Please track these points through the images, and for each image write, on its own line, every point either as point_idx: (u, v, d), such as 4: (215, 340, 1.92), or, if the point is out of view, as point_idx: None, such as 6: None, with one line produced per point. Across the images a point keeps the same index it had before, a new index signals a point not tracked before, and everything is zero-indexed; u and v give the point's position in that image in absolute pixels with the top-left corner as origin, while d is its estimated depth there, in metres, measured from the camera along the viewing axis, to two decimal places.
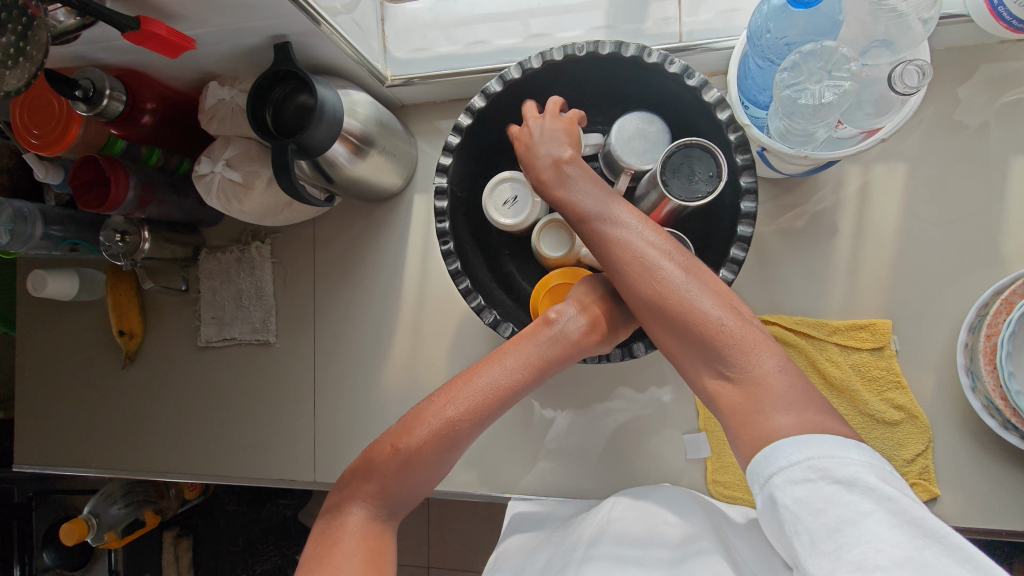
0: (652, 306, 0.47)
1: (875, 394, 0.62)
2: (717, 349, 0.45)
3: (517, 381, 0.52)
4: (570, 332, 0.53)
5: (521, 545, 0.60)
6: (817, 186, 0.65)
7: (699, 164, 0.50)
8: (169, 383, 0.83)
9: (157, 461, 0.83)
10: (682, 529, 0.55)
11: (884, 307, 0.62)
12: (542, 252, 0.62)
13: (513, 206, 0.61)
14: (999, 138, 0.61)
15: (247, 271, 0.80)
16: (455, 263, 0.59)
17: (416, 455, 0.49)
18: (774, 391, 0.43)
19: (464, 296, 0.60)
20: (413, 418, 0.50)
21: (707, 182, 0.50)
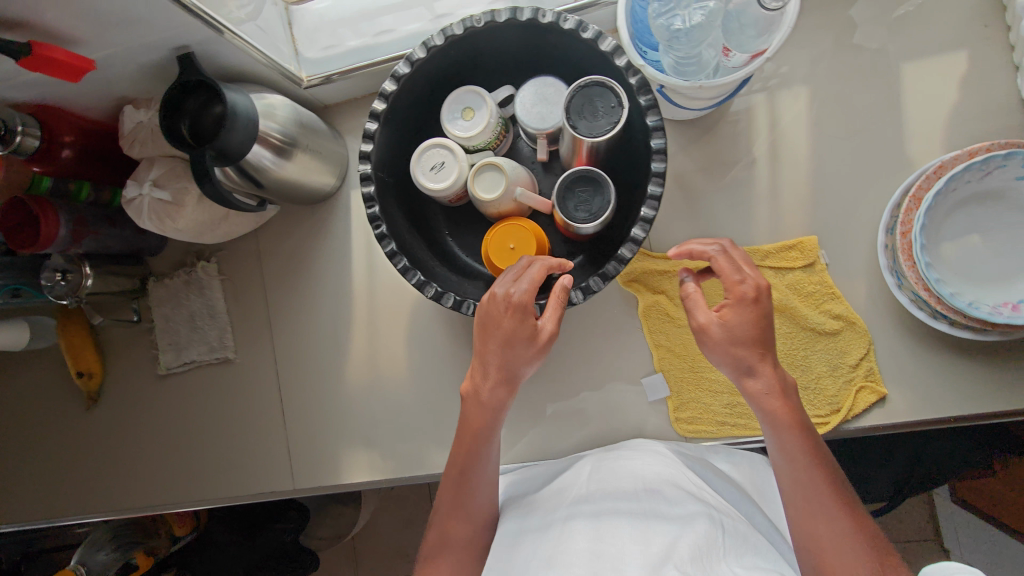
0: (815, 561, 0.50)
1: (813, 307, 0.64)
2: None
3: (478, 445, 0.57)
4: (480, 390, 0.56)
5: (516, 510, 0.60)
6: (728, 121, 0.67)
7: (599, 101, 0.52)
8: (137, 417, 0.83)
9: (136, 497, 0.83)
10: (655, 478, 0.57)
11: (808, 225, 0.65)
12: (477, 196, 0.63)
13: (440, 170, 0.64)
14: (889, 48, 0.64)
15: (197, 292, 0.80)
16: (390, 244, 0.61)
17: (451, 529, 0.58)
18: None
19: (404, 274, 0.61)
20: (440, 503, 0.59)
21: (608, 113, 0.51)
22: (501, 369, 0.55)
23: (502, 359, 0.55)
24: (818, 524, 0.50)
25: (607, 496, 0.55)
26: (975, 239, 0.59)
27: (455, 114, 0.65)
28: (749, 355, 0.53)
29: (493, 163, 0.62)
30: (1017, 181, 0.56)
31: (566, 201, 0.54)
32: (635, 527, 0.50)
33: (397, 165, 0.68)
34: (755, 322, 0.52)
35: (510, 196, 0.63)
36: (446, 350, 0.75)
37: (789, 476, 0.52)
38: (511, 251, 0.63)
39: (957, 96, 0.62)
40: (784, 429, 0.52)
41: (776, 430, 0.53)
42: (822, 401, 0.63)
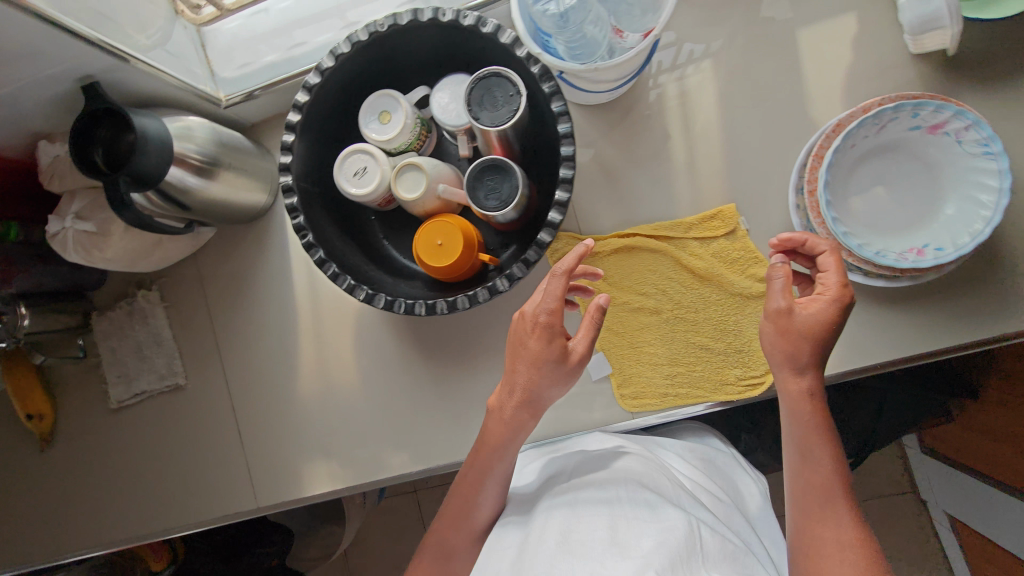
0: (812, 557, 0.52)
1: (739, 273, 0.66)
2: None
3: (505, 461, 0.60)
4: (508, 402, 0.59)
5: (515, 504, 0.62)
6: (642, 100, 0.69)
7: (499, 91, 0.54)
8: (95, 455, 0.82)
9: (98, 535, 0.82)
10: (647, 476, 0.57)
11: (726, 193, 0.67)
12: (400, 195, 0.64)
13: (362, 176, 0.65)
14: (785, 15, 0.66)
15: (142, 322, 0.80)
16: (318, 253, 0.62)
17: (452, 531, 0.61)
18: None
19: (334, 280, 0.62)
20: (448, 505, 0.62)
21: (507, 101, 0.53)
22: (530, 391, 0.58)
23: (527, 380, 0.58)
24: (825, 525, 0.53)
25: (601, 489, 0.56)
26: (880, 190, 0.61)
27: (372, 119, 0.65)
28: (804, 350, 0.55)
29: (412, 162, 0.63)
30: (910, 132, 0.59)
31: (477, 190, 0.57)
32: (620, 524, 0.50)
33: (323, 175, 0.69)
34: (826, 323, 0.54)
35: (433, 193, 0.64)
36: (395, 353, 0.76)
37: (805, 476, 0.55)
38: (439, 247, 0.64)
39: (851, 57, 0.64)
40: (807, 427, 0.56)
41: (800, 430, 0.56)
42: (756, 362, 0.65)
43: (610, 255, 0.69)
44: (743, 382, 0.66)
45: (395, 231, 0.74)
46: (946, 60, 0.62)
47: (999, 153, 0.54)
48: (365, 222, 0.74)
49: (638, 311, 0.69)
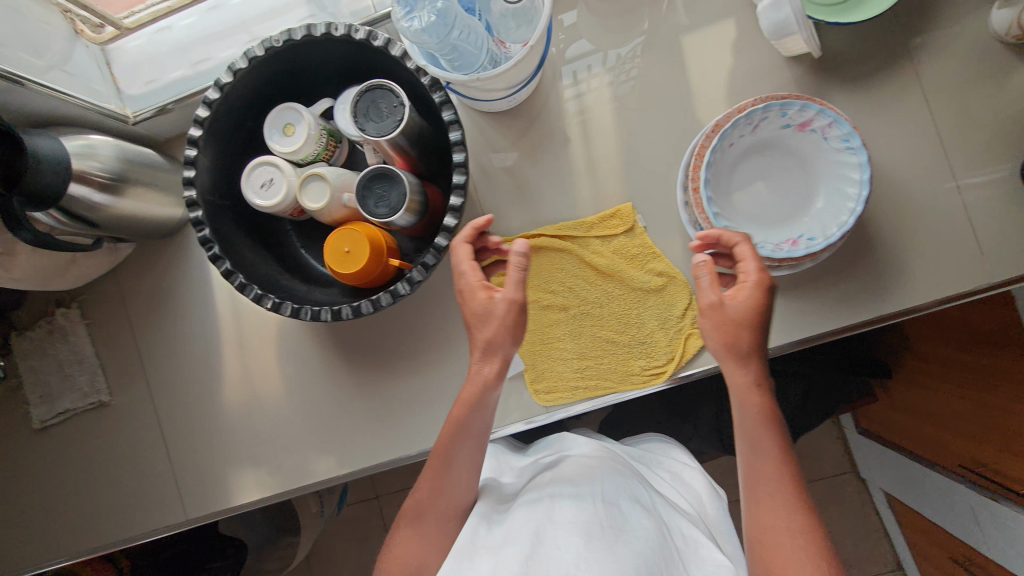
0: (765, 550, 0.53)
1: (639, 268, 0.69)
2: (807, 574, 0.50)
3: (466, 437, 0.60)
4: (479, 372, 0.60)
5: (490, 505, 0.61)
6: (541, 106, 0.72)
7: (383, 104, 0.57)
8: (20, 476, 0.82)
9: (26, 557, 0.81)
10: (626, 482, 0.56)
11: (624, 193, 0.70)
12: (304, 204, 0.65)
13: (269, 187, 0.66)
14: (670, 22, 0.69)
15: (62, 340, 0.80)
16: (223, 264, 0.63)
17: (417, 537, 0.58)
18: None
19: (241, 290, 0.63)
20: (413, 511, 0.60)
21: (392, 111, 0.56)
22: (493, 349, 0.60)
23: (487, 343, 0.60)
24: (776, 514, 0.54)
25: (575, 489, 0.55)
26: (760, 185, 0.65)
27: (277, 132, 0.67)
28: (744, 338, 0.57)
29: (314, 173, 0.65)
30: (782, 130, 0.63)
31: (367, 197, 0.60)
32: (597, 525, 0.49)
33: (232, 187, 0.70)
34: (756, 309, 0.57)
35: (338, 200, 0.65)
36: (317, 361, 0.77)
37: (756, 467, 0.56)
38: (348, 254, 0.64)
39: (731, 60, 0.68)
40: (752, 418, 0.57)
41: (749, 423, 0.57)
42: (658, 352, 0.69)
43: None
44: (647, 372, 0.69)
45: (312, 240, 0.76)
46: (815, 61, 0.67)
47: (857, 147, 0.58)
48: (281, 232, 0.75)
49: (547, 309, 0.72)
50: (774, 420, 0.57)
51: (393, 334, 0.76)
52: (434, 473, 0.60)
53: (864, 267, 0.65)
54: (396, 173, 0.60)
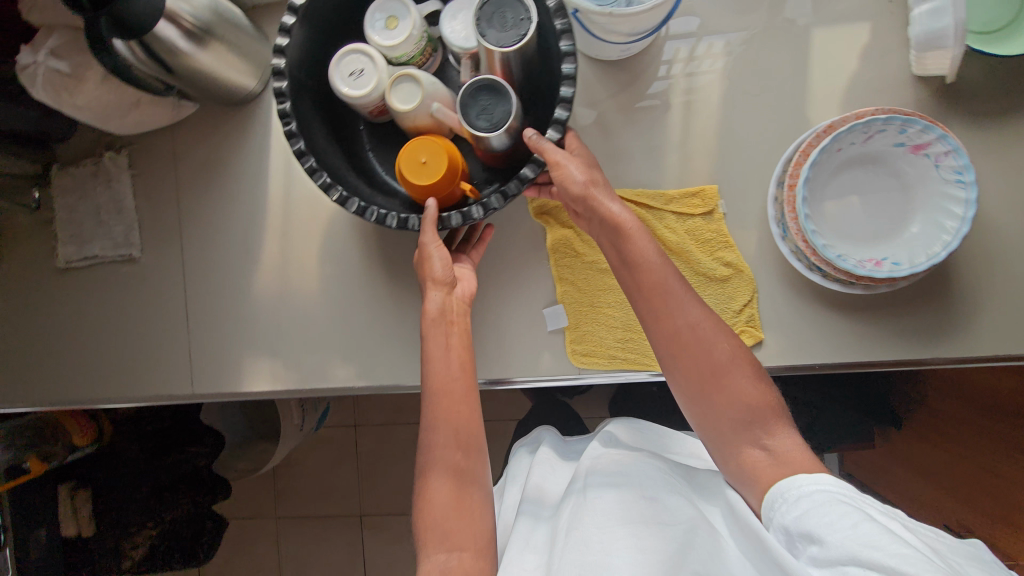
0: (704, 399, 0.57)
1: (708, 254, 0.68)
2: (749, 414, 0.56)
3: (464, 384, 0.60)
4: (434, 303, 0.63)
5: (535, 500, 0.68)
6: (651, 64, 0.69)
7: (507, 12, 0.54)
8: (32, 310, 0.80)
9: (24, 391, 0.80)
10: (655, 478, 0.61)
11: (711, 174, 0.68)
12: (393, 105, 0.62)
13: (358, 77, 0.63)
14: (806, 11, 0.66)
15: (105, 184, 0.78)
16: (298, 144, 0.61)
17: (457, 473, 0.58)
18: (764, 414, 0.56)
19: (311, 174, 0.62)
20: (438, 453, 0.58)
21: (517, 24, 0.54)
22: (445, 277, 0.62)
23: (438, 276, 0.62)
24: (693, 361, 0.57)
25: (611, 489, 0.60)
26: (855, 199, 0.63)
27: (377, 22, 0.64)
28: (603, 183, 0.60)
29: (408, 73, 0.62)
30: (894, 147, 0.61)
31: (469, 109, 0.58)
32: (639, 531, 0.55)
33: (316, 68, 0.67)
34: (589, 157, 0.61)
35: (425, 108, 0.62)
36: (357, 268, 0.76)
37: (653, 318, 0.58)
38: (423, 165, 0.61)
39: (856, 66, 0.66)
40: (648, 291, 0.58)
41: (647, 298, 0.58)
42: None
43: None
44: None
45: (383, 146, 0.73)
46: (942, 88, 0.64)
47: (970, 183, 0.56)
48: (355, 130, 0.73)
49: (603, 272, 0.71)
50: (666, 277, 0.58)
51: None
52: (445, 411, 0.59)
53: (931, 307, 0.64)
54: (502, 86, 0.58)
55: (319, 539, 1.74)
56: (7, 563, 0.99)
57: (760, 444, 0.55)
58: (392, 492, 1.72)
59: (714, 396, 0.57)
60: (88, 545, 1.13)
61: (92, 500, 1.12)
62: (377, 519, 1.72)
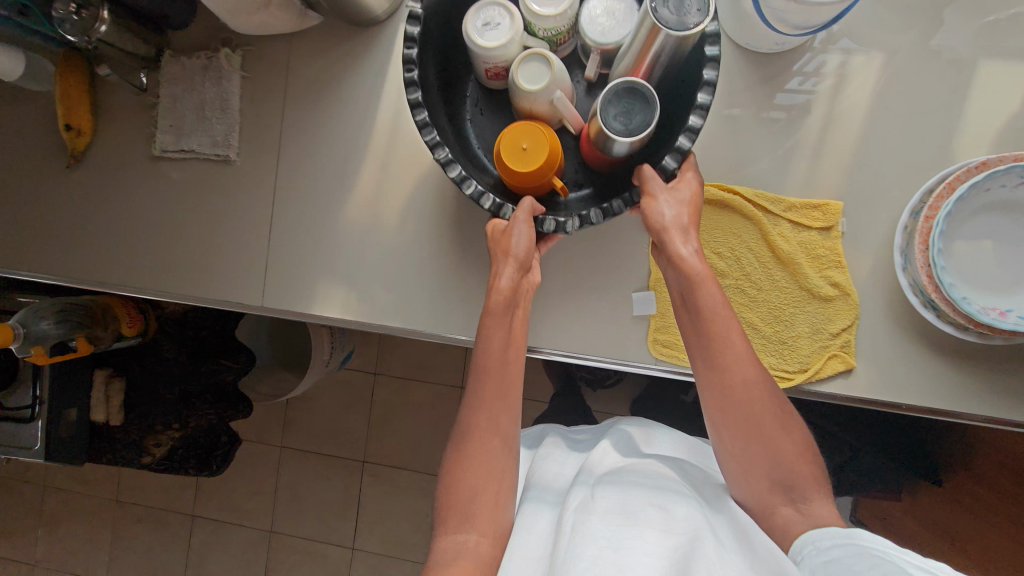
0: (745, 455, 0.57)
1: (816, 270, 0.66)
2: (790, 479, 0.56)
3: (508, 368, 0.60)
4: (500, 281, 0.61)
5: (547, 482, 0.67)
6: (799, 66, 0.66)
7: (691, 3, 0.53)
8: (117, 192, 0.79)
9: (96, 270, 0.80)
10: (667, 486, 0.59)
11: (838, 191, 0.65)
12: (517, 80, 0.61)
13: (493, 31, 0.60)
14: (975, 42, 0.63)
15: (214, 81, 0.76)
16: (415, 93, 0.60)
17: (491, 456, 0.58)
18: (806, 481, 0.56)
19: (420, 128, 0.61)
20: (478, 432, 0.58)
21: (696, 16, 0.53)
22: (526, 259, 0.61)
23: (520, 256, 0.61)
24: (741, 416, 0.57)
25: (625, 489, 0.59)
26: (987, 244, 0.60)
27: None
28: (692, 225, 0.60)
29: (543, 54, 0.60)
30: None
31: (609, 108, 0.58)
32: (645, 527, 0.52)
33: (442, 27, 0.67)
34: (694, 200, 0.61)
35: (544, 96, 0.62)
36: (450, 214, 0.74)
37: (713, 366, 0.57)
38: (523, 151, 0.61)
39: (1014, 110, 0.63)
40: (713, 337, 0.57)
41: (710, 344, 0.57)
42: (794, 358, 0.66)
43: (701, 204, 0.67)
44: (773, 372, 0.67)
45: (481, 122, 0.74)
46: None
47: None
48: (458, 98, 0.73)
49: None
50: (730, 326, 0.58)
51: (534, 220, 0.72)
52: (492, 395, 0.59)
53: None
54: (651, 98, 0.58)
55: (318, 477, 1.76)
56: (38, 433, 1.01)
57: (799, 503, 0.55)
58: (398, 445, 1.73)
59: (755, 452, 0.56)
60: (112, 433, 1.14)
61: (124, 391, 1.13)
62: (379, 468, 1.73)
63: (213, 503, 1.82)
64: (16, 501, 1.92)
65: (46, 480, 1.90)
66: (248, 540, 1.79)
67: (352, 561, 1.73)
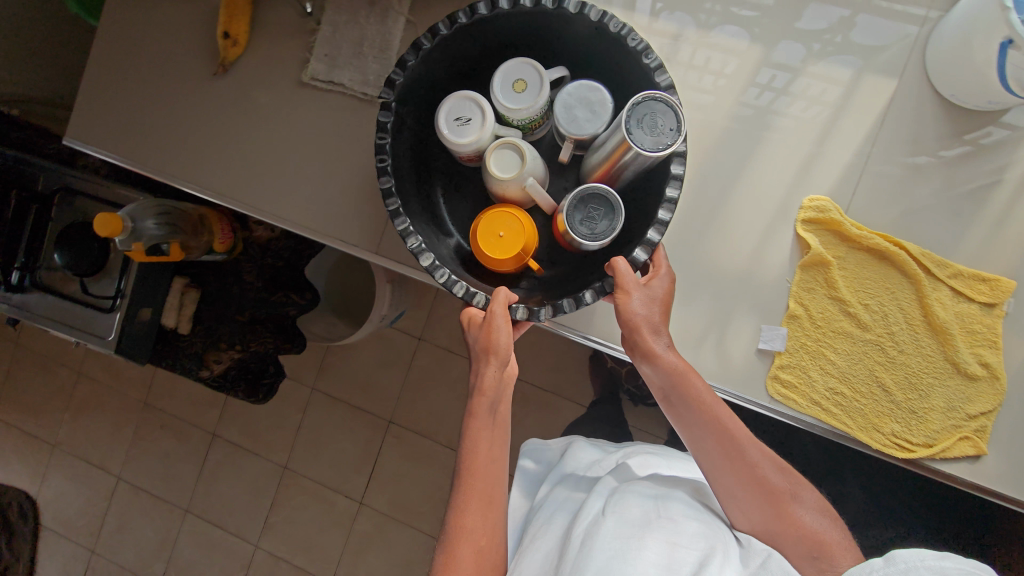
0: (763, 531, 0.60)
1: (967, 345, 0.63)
2: (820, 548, 0.58)
3: (494, 441, 0.64)
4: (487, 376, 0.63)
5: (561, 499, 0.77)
6: (997, 131, 0.63)
7: (660, 118, 0.56)
8: (256, 109, 0.78)
9: (216, 182, 0.79)
10: (663, 509, 0.64)
11: (1008, 266, 0.63)
12: (493, 173, 0.64)
13: (466, 124, 0.63)
14: None
15: (379, 19, 0.75)
16: (388, 183, 0.62)
17: (479, 557, 0.59)
18: (833, 546, 0.58)
19: (392, 216, 0.62)
20: (468, 536, 0.59)
21: (668, 134, 0.55)
22: (508, 356, 0.63)
23: (502, 353, 0.62)
24: (743, 502, 0.61)
25: (626, 506, 0.64)
26: None
27: (505, 83, 0.63)
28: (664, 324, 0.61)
29: (516, 144, 0.63)
30: None
31: (576, 213, 0.62)
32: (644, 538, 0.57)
33: (415, 107, 0.69)
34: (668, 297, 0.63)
35: (515, 183, 0.63)
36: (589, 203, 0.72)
37: (710, 461, 0.63)
38: (500, 239, 0.65)
39: None
40: (703, 439, 0.62)
41: (705, 441, 0.62)
42: (920, 431, 0.63)
43: (859, 250, 0.65)
44: (894, 440, 0.64)
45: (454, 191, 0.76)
46: None
47: None
48: (432, 169, 0.75)
49: (845, 315, 0.65)
50: (709, 427, 0.61)
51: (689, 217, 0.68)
52: (477, 493, 0.62)
53: None
54: (617, 200, 0.62)
55: (341, 425, 1.78)
56: (115, 324, 1.02)
57: None
58: (427, 414, 1.74)
59: (776, 525, 0.59)
60: (178, 340, 1.15)
61: (196, 303, 1.15)
62: (403, 431, 1.74)
63: (234, 427, 1.85)
64: (49, 381, 1.97)
65: (82, 367, 1.96)
66: (261, 471, 1.82)
67: (358, 515, 1.74)
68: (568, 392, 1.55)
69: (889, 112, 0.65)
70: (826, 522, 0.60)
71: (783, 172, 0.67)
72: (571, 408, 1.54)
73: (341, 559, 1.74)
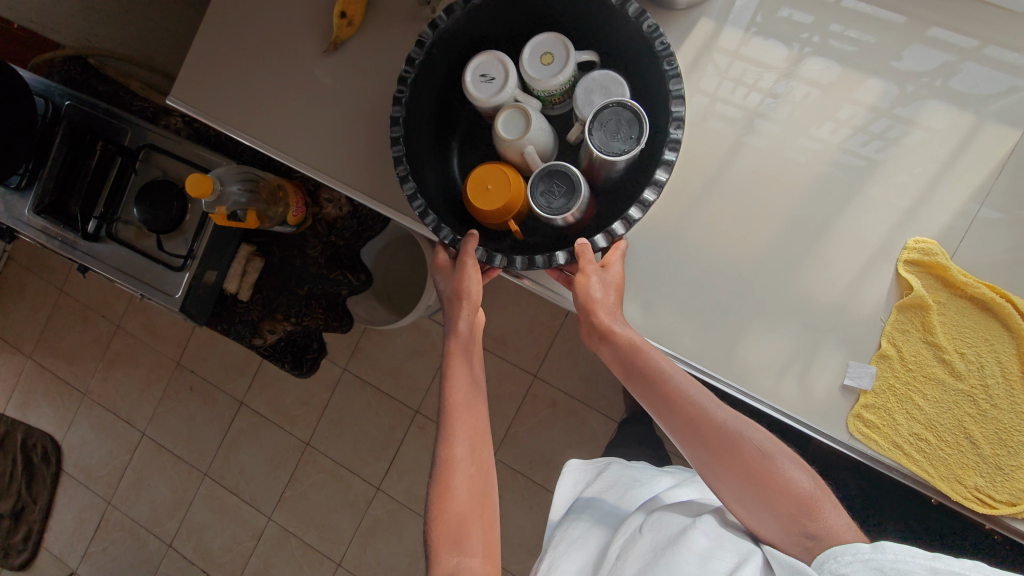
0: (744, 498, 0.58)
1: None
2: (802, 508, 0.56)
3: (470, 387, 0.66)
4: (461, 324, 0.69)
5: (598, 519, 0.80)
6: None
7: (623, 126, 0.62)
8: (360, 90, 0.80)
9: (311, 156, 0.81)
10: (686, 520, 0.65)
11: None
12: (498, 131, 0.65)
13: (485, 82, 0.66)
14: None
15: None
16: (398, 112, 0.65)
17: (472, 483, 0.63)
18: (815, 505, 0.56)
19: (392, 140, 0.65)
20: (459, 468, 0.62)
21: (623, 142, 0.61)
22: (479, 299, 0.68)
23: (473, 298, 0.68)
24: (717, 474, 0.59)
25: (660, 521, 0.66)
26: None
27: (535, 53, 0.65)
28: (613, 299, 0.65)
29: (527, 110, 0.64)
30: None
31: (538, 185, 0.64)
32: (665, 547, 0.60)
33: (454, 59, 0.71)
34: (618, 284, 0.66)
35: (513, 148, 0.65)
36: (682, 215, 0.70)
37: (681, 434, 0.61)
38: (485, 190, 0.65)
39: None
40: (671, 408, 0.60)
41: (672, 416, 0.60)
42: (1005, 488, 0.63)
43: (960, 298, 0.65)
44: (976, 494, 0.63)
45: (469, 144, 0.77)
46: None
47: None
48: (454, 118, 0.77)
49: (938, 361, 0.65)
50: (673, 400, 0.60)
51: (794, 243, 0.68)
52: (467, 426, 0.65)
53: None
54: (579, 180, 0.64)
55: (366, 409, 1.79)
56: (183, 283, 1.04)
57: None
58: None
59: (755, 490, 0.57)
60: (235, 305, 1.17)
61: (258, 272, 1.16)
62: (427, 422, 1.75)
63: (261, 397, 1.87)
64: (88, 330, 2.01)
65: (121, 322, 1.99)
66: (282, 444, 1.84)
67: (372, 500, 1.75)
68: (598, 405, 1.54)
69: (1009, 161, 0.65)
70: (809, 483, 0.57)
71: (890, 213, 0.66)
72: (600, 421, 1.53)
73: (351, 541, 1.74)
